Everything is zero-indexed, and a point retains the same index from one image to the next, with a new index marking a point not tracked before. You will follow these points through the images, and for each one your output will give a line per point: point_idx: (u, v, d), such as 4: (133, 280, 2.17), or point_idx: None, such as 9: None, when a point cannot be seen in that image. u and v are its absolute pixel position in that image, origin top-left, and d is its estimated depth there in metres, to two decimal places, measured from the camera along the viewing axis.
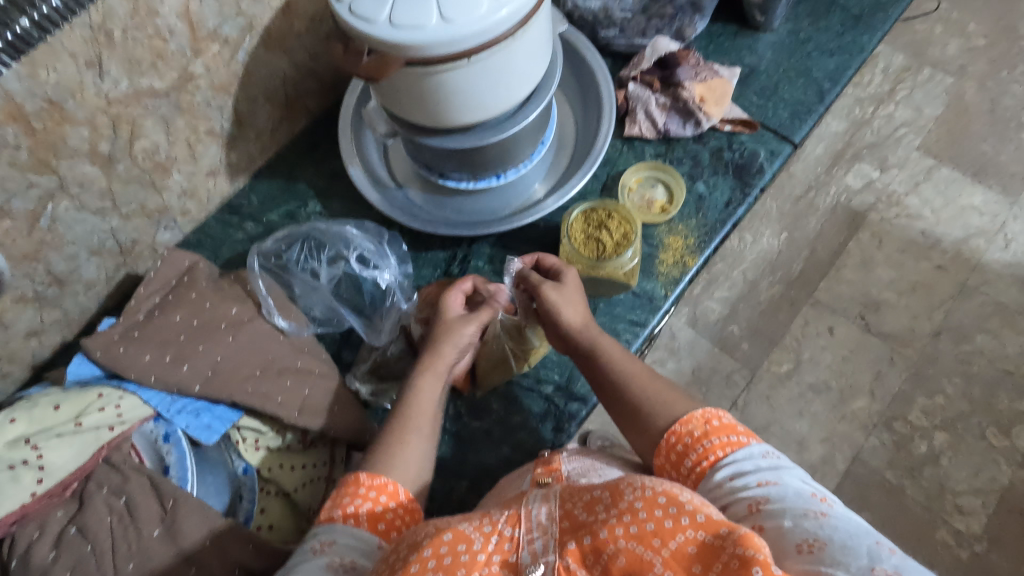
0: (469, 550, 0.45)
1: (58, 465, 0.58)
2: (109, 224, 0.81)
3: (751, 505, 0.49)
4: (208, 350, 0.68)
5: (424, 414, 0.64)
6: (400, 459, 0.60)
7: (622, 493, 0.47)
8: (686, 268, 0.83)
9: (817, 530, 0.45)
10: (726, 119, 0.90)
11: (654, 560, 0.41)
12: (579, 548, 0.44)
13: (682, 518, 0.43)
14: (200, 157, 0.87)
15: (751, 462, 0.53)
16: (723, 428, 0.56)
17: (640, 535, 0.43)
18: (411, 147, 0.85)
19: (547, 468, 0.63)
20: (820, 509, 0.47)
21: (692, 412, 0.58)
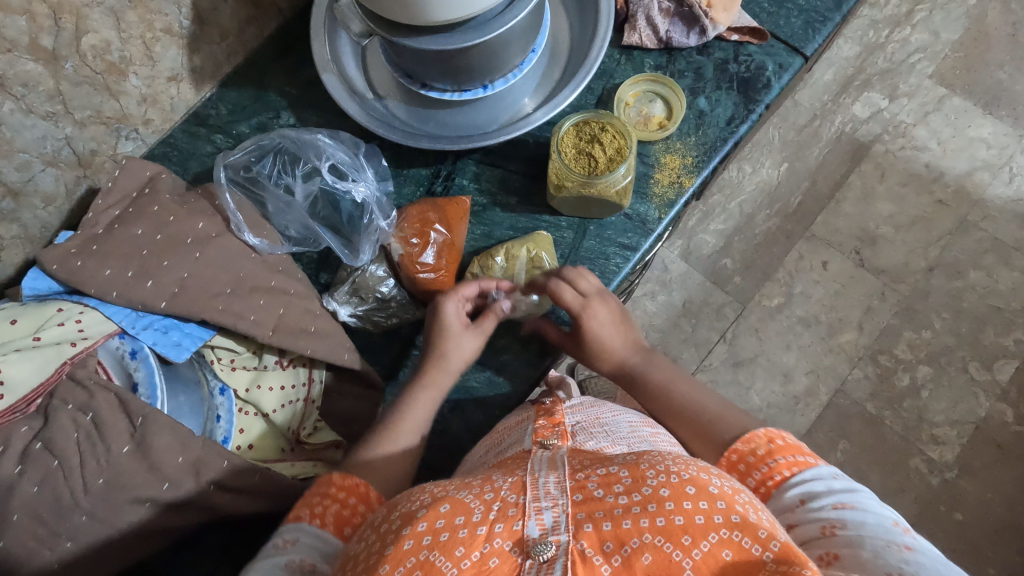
0: (468, 524, 0.46)
1: (20, 381, 0.56)
2: (63, 131, 0.75)
3: (826, 529, 0.50)
4: (174, 265, 0.64)
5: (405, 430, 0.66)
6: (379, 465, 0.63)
7: (644, 477, 0.48)
8: (682, 190, 0.79)
9: (904, 565, 0.44)
10: (734, 27, 0.83)
11: (683, 562, 0.42)
12: (597, 534, 0.45)
13: (715, 516, 0.44)
14: (159, 59, 0.79)
15: (823, 484, 0.53)
16: (788, 447, 0.57)
17: (668, 530, 0.43)
18: (391, 51, 0.78)
19: (548, 420, 0.63)
20: (905, 543, 0.46)
21: (754, 430, 0.59)
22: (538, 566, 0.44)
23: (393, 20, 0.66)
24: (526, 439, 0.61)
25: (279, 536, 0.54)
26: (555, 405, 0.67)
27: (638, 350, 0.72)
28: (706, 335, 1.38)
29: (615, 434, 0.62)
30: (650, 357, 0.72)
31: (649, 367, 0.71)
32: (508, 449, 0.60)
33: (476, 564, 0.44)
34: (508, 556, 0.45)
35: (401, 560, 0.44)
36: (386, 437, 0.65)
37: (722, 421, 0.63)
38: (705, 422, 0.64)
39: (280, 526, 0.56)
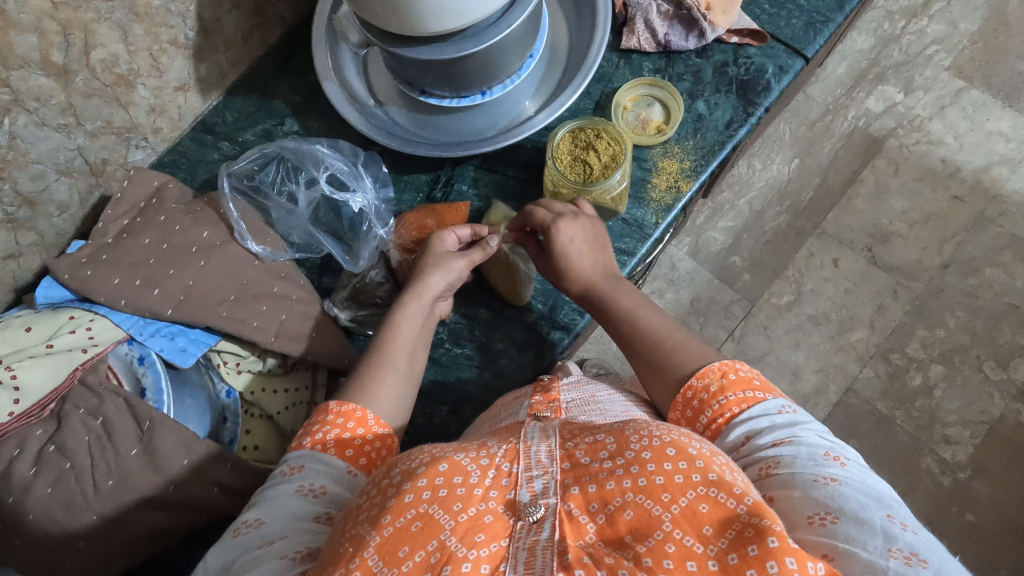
0: (465, 483, 0.46)
1: (35, 386, 0.58)
2: (76, 142, 0.77)
3: (762, 471, 0.50)
4: (179, 273, 0.67)
5: (402, 349, 0.65)
6: (379, 384, 0.62)
7: (628, 441, 0.47)
8: (679, 194, 0.79)
9: (829, 501, 0.45)
10: (733, 29, 0.82)
11: (662, 516, 0.42)
12: (583, 495, 0.46)
13: (693, 475, 0.44)
14: (166, 70, 0.82)
15: (766, 421, 0.53)
16: (739, 382, 0.57)
17: (648, 489, 0.44)
18: (389, 59, 0.79)
19: (545, 396, 0.63)
20: (831, 476, 0.47)
21: (708, 365, 0.59)
22: (528, 526, 0.44)
23: (390, 34, 0.68)
24: (523, 412, 0.62)
25: (286, 465, 0.55)
26: (552, 381, 0.66)
27: (606, 277, 0.69)
28: (714, 332, 1.38)
29: (609, 412, 0.61)
30: (620, 283, 0.69)
31: (617, 292, 0.68)
32: (504, 420, 0.62)
33: (472, 519, 0.44)
34: (501, 516, 0.45)
35: (401, 511, 0.44)
36: (383, 362, 0.64)
37: (678, 353, 0.61)
38: (662, 351, 0.62)
39: (288, 455, 0.57)
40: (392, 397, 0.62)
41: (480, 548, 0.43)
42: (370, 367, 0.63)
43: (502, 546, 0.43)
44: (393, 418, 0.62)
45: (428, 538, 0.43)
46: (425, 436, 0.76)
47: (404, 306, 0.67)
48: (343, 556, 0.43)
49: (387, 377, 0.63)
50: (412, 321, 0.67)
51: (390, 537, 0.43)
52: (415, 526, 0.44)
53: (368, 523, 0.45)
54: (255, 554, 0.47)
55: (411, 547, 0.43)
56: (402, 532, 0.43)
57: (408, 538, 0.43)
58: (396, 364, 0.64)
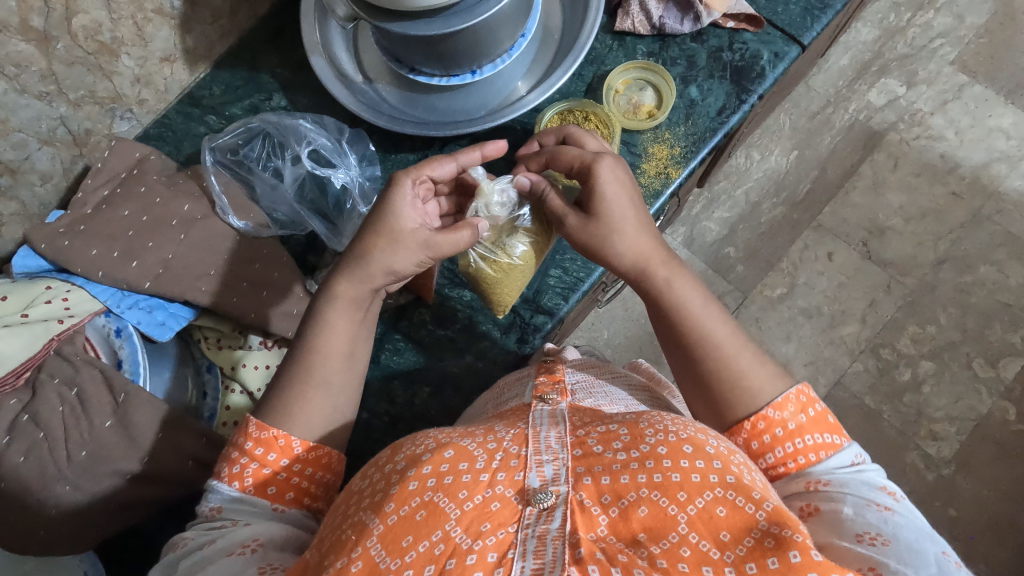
0: (471, 469, 0.46)
1: (9, 355, 0.58)
2: (58, 111, 0.77)
3: (809, 486, 0.51)
4: (158, 246, 0.66)
5: (331, 359, 0.59)
6: (305, 402, 0.57)
7: (643, 435, 0.47)
8: (668, 180, 0.78)
9: (882, 525, 0.46)
10: (729, 14, 0.81)
11: (678, 517, 0.42)
12: (596, 486, 0.45)
13: (710, 475, 0.44)
14: (151, 40, 0.80)
15: (833, 457, 0.53)
16: (816, 421, 0.55)
17: (665, 487, 0.44)
18: (378, 34, 0.78)
19: (550, 377, 0.60)
20: (886, 504, 0.48)
21: (787, 394, 0.56)
22: (538, 513, 0.44)
23: (375, 5, 0.66)
24: (528, 394, 0.60)
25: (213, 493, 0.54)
26: (557, 362, 0.65)
27: (662, 256, 0.61)
28: None
29: (614, 395, 0.62)
30: (672, 266, 0.61)
31: (671, 280, 0.61)
32: (509, 401, 0.61)
33: (478, 508, 0.43)
34: (509, 502, 0.44)
35: (405, 499, 0.44)
36: (309, 374, 0.58)
37: (744, 384, 0.57)
38: (717, 375, 0.58)
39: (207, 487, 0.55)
40: (328, 409, 0.58)
41: (486, 537, 0.42)
42: (295, 379, 0.58)
43: (510, 532, 0.43)
44: (330, 428, 0.58)
45: (432, 528, 0.43)
46: (405, 415, 0.76)
47: (330, 304, 0.59)
48: (346, 545, 0.43)
49: (314, 394, 0.57)
50: (344, 315, 0.60)
51: (394, 526, 0.43)
52: (419, 513, 0.43)
53: (372, 511, 0.45)
54: (196, 557, 0.47)
55: (415, 536, 0.42)
56: (406, 521, 0.43)
57: (412, 527, 0.43)
58: (321, 377, 0.58)
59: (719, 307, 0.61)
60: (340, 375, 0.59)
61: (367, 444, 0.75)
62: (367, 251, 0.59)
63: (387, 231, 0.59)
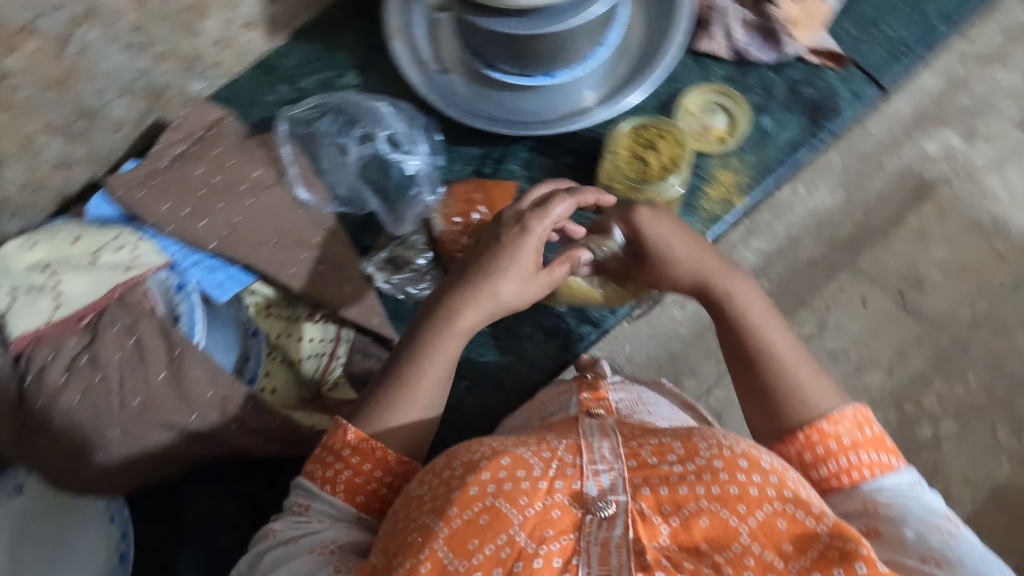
0: (527, 477, 0.46)
1: (74, 297, 0.60)
2: (140, 63, 0.78)
3: (868, 505, 0.49)
4: (227, 208, 0.67)
5: (435, 377, 0.57)
6: (412, 402, 0.56)
7: (697, 449, 0.47)
8: (730, 207, 0.78)
9: (945, 551, 0.44)
10: (815, 49, 0.80)
11: (740, 529, 0.42)
12: (654, 497, 0.45)
13: (768, 489, 0.44)
14: (238, 5, 0.81)
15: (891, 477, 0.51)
16: (873, 440, 0.52)
17: (723, 498, 0.43)
18: (462, 26, 0.79)
19: (593, 394, 0.59)
20: (948, 531, 0.46)
21: (842, 409, 0.54)
22: (598, 521, 0.44)
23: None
24: (573, 409, 0.59)
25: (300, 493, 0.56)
26: (597, 379, 0.63)
27: (719, 268, 0.62)
28: None
29: (658, 414, 0.62)
30: (736, 277, 0.61)
31: (731, 289, 0.61)
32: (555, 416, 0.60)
33: (539, 514, 0.44)
34: (567, 510, 0.45)
35: (467, 503, 0.44)
36: (410, 393, 0.56)
37: (801, 394, 0.55)
38: (777, 386, 0.56)
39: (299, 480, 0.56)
40: (419, 411, 0.56)
41: (550, 543, 0.43)
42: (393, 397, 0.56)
43: (571, 540, 0.43)
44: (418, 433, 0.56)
45: (497, 532, 0.43)
46: None
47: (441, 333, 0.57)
48: (413, 547, 0.43)
49: (422, 398, 0.56)
50: (455, 340, 0.58)
51: (460, 529, 0.43)
52: (481, 517, 0.44)
53: (435, 514, 0.45)
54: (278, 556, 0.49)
55: (481, 540, 0.43)
56: (470, 524, 0.43)
57: (476, 531, 0.43)
58: (418, 395, 0.56)
59: (779, 319, 0.60)
60: (434, 389, 0.57)
61: None
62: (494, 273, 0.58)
63: (504, 260, 0.58)
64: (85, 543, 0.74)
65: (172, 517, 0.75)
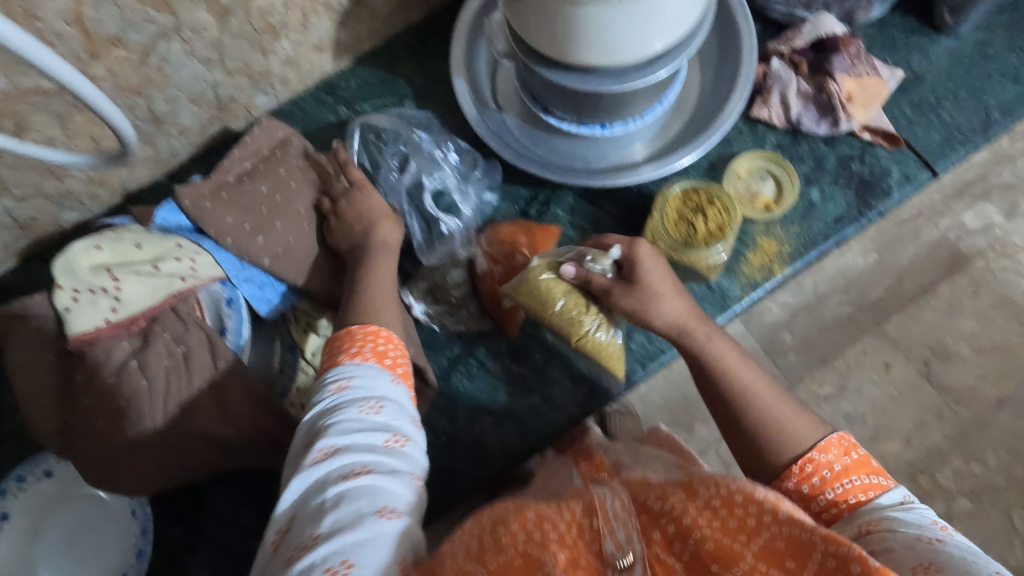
0: (554, 529, 0.46)
1: (133, 300, 0.62)
2: (213, 76, 0.81)
3: (862, 529, 0.49)
4: (284, 229, 0.69)
5: (382, 286, 0.66)
6: (378, 314, 0.63)
7: (697, 489, 0.46)
8: (770, 275, 0.78)
9: (931, 554, 0.44)
10: (869, 126, 0.81)
11: (744, 552, 0.43)
12: (665, 537, 0.46)
13: (765, 515, 0.43)
14: (311, 29, 0.84)
15: (882, 495, 0.51)
16: (860, 463, 0.53)
17: (727, 529, 0.44)
18: (523, 71, 0.80)
19: (591, 465, 0.62)
20: (936, 535, 0.46)
21: (828, 438, 0.56)
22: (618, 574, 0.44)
23: (537, 50, 0.69)
24: (573, 479, 0.61)
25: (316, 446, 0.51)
26: (593, 450, 0.67)
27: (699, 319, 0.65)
28: None
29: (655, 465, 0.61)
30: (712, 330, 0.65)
31: (710, 338, 0.64)
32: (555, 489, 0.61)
33: (569, 562, 0.44)
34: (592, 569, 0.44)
35: (500, 549, 0.45)
36: (373, 301, 0.64)
37: (789, 431, 0.57)
38: (757, 427, 0.58)
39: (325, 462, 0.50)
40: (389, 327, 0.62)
41: None
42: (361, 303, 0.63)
43: None
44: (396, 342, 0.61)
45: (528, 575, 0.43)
46: (462, 439, 0.77)
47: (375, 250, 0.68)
48: None
49: (387, 319, 0.63)
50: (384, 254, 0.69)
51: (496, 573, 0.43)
52: (516, 562, 0.44)
53: (473, 561, 0.44)
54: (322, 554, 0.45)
55: None
56: (505, 568, 0.44)
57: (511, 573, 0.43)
58: (381, 303, 0.64)
59: (755, 364, 0.63)
60: (389, 299, 0.65)
61: None
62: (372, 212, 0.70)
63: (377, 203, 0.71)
64: (106, 536, 0.76)
65: (191, 520, 0.77)
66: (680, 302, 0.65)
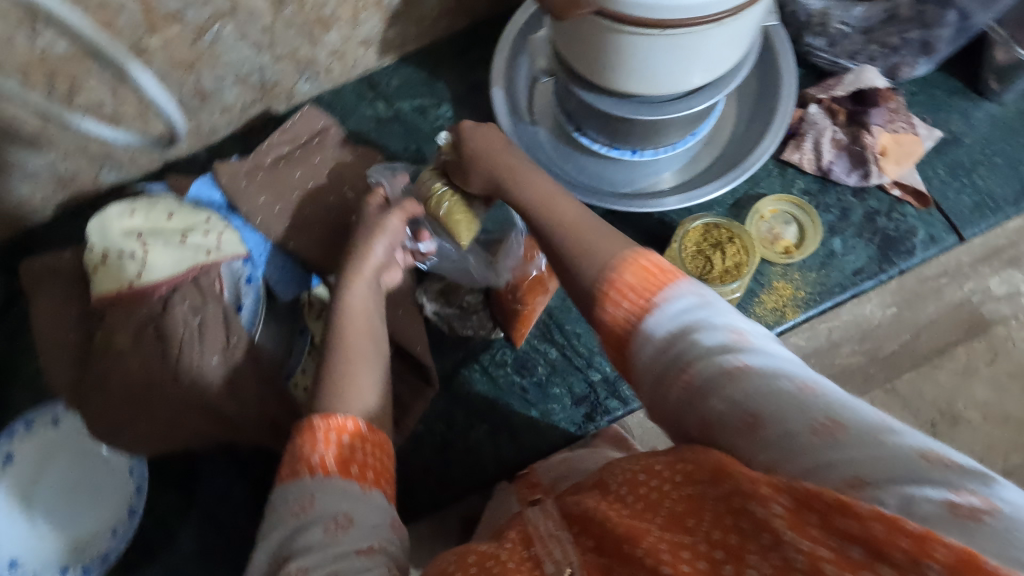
0: (498, 564, 0.39)
1: (157, 268, 0.64)
2: (261, 60, 0.83)
3: (743, 418, 0.37)
4: (311, 217, 0.72)
5: (359, 330, 0.55)
6: (350, 378, 0.50)
7: (607, 483, 0.41)
8: (782, 319, 0.78)
9: (856, 429, 0.34)
10: (899, 182, 0.81)
11: (649, 528, 0.36)
12: (585, 545, 0.38)
13: (675, 477, 0.38)
14: (361, 24, 0.86)
15: (686, 304, 0.43)
16: (653, 273, 0.44)
17: (632, 512, 0.38)
18: (562, 89, 0.82)
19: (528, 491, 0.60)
20: (800, 383, 0.37)
21: (624, 256, 0.46)
22: None
23: (577, 71, 0.70)
24: (513, 507, 0.59)
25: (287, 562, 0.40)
26: (530, 475, 0.64)
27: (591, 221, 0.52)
28: None
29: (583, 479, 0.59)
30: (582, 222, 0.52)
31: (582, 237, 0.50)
32: (494, 521, 0.60)
33: None
34: None
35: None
36: (343, 348, 0.53)
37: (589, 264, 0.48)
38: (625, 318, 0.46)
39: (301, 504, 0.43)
40: (369, 390, 0.50)
41: None
42: (329, 354, 0.53)
43: None
44: (380, 399, 0.51)
45: None
46: (457, 442, 0.78)
47: (349, 279, 0.57)
48: None
49: (359, 372, 0.51)
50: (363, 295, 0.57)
51: None
52: None
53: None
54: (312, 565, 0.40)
55: None
56: None
57: None
58: (364, 348, 0.53)
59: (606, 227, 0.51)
60: (372, 342, 0.54)
61: (413, 455, 0.77)
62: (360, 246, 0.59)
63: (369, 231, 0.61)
64: (104, 493, 0.78)
65: (187, 487, 0.79)
66: (574, 211, 0.54)
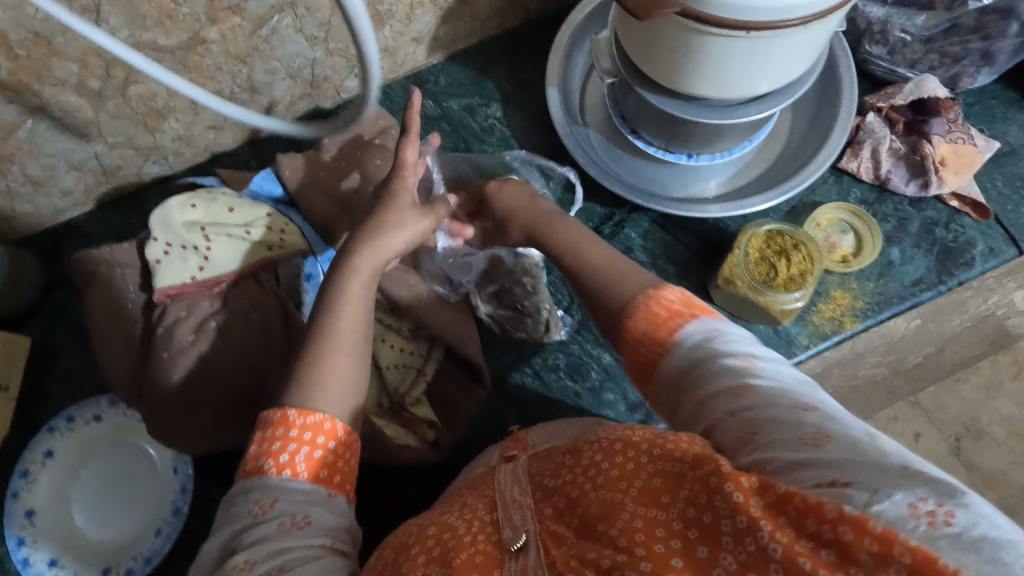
0: (455, 536, 0.44)
1: (220, 262, 0.64)
2: (314, 54, 0.82)
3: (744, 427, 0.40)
4: None
5: (351, 328, 0.52)
6: (330, 367, 0.49)
7: (582, 449, 0.46)
8: (840, 329, 0.77)
9: (818, 422, 0.38)
10: (958, 193, 0.80)
11: (623, 501, 0.40)
12: (554, 511, 0.43)
13: (642, 454, 0.42)
14: (415, 21, 0.85)
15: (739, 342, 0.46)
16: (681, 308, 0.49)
17: (607, 482, 0.42)
18: (619, 91, 0.81)
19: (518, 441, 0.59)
20: (811, 404, 0.40)
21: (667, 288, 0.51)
22: (513, 556, 0.41)
23: (646, 73, 0.69)
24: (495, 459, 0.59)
25: (235, 554, 0.42)
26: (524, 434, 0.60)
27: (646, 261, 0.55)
28: None
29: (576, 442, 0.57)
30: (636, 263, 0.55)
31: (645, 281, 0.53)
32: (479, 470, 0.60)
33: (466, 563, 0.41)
34: (491, 556, 0.42)
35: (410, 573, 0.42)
36: (326, 341, 0.50)
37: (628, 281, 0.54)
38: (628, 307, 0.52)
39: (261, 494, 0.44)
40: (343, 385, 0.49)
41: None
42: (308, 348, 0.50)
43: None
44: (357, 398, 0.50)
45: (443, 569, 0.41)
46: None
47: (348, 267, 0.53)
48: None
49: (340, 361, 0.50)
50: (364, 284, 0.54)
51: None
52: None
53: None
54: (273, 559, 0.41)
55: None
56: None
57: None
58: (350, 345, 0.51)
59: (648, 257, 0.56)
60: (357, 341, 0.51)
61: (464, 458, 0.75)
62: (374, 230, 0.56)
63: (392, 218, 0.57)
64: (146, 489, 0.76)
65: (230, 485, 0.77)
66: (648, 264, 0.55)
